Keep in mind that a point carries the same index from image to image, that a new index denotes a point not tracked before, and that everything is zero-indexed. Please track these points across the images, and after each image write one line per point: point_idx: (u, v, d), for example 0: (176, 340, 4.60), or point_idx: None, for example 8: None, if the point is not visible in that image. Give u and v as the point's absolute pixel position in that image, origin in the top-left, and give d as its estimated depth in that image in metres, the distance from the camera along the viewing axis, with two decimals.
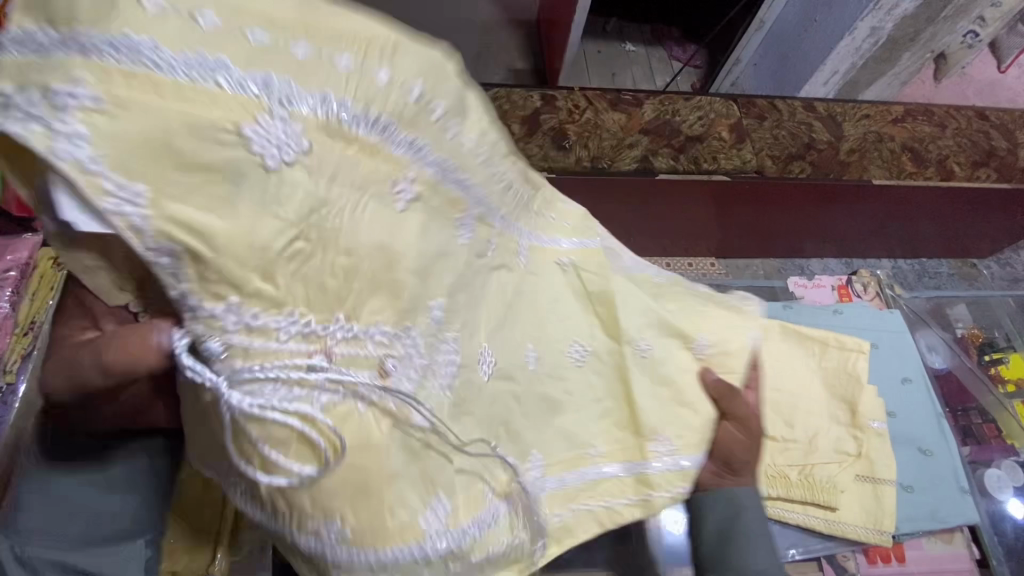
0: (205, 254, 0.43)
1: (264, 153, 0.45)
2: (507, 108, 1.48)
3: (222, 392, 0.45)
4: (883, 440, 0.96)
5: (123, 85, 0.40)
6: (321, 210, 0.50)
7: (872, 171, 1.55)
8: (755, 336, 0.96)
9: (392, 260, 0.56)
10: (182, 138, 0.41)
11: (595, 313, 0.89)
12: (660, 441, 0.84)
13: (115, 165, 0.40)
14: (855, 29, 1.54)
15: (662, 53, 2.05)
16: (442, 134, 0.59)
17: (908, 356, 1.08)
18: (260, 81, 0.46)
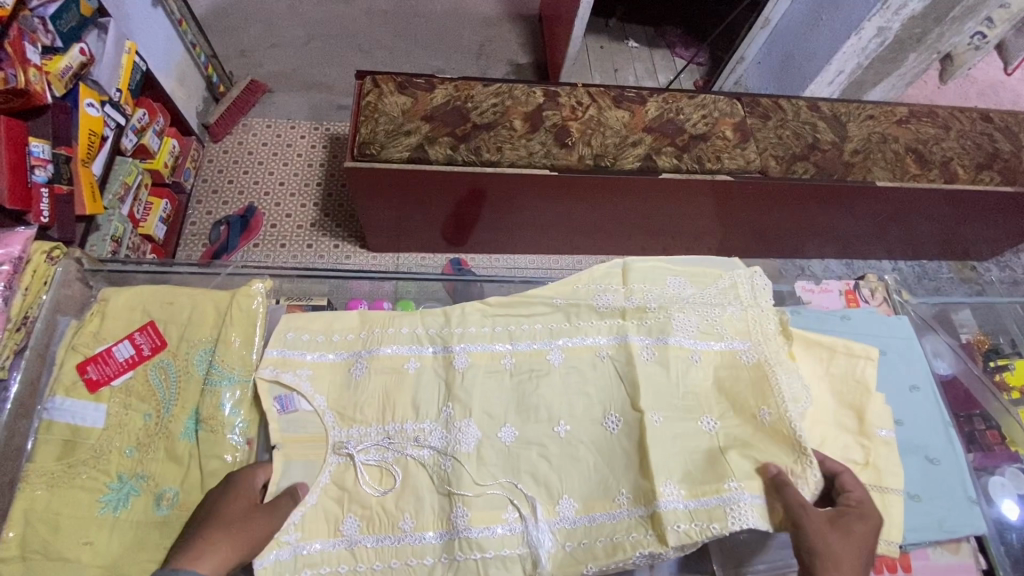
0: (354, 422, 0.77)
1: (364, 368, 0.80)
2: (509, 103, 1.49)
3: (353, 450, 0.75)
4: (891, 450, 0.81)
5: (319, 346, 0.82)
6: (401, 382, 0.79)
7: (876, 172, 1.52)
8: (766, 411, 0.75)
9: (450, 392, 0.79)
10: (343, 370, 0.80)
11: (627, 395, 0.78)
12: (667, 485, 0.69)
13: (319, 394, 0.77)
14: (862, 28, 1.50)
15: (664, 51, 2.15)
16: (478, 347, 0.82)
17: (915, 360, 0.92)
18: (368, 349, 0.81)
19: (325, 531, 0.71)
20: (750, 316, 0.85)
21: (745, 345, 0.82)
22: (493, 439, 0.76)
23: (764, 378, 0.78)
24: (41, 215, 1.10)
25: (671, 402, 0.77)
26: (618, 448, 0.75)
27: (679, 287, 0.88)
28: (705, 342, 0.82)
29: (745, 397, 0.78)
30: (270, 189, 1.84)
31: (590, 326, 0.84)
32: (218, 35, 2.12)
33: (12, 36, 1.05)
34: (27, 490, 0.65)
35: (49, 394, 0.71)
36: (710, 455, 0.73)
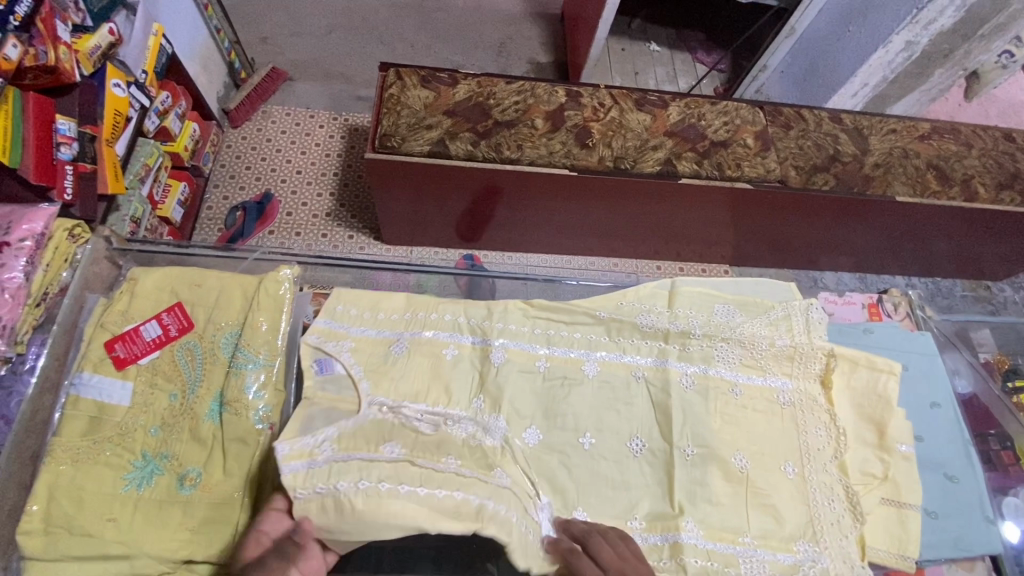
0: (386, 392, 0.77)
1: (401, 346, 0.81)
2: (531, 101, 1.49)
3: (387, 410, 0.75)
4: (909, 465, 0.81)
5: (363, 316, 0.83)
6: (433, 373, 0.80)
7: (896, 187, 1.51)
8: (792, 466, 0.79)
9: (479, 381, 0.80)
10: (380, 346, 0.81)
11: (658, 424, 0.80)
12: (689, 521, 0.73)
13: (359, 360, 0.79)
14: (889, 41, 1.49)
15: (686, 55, 2.14)
16: (516, 348, 0.83)
17: (936, 377, 0.91)
18: (410, 332, 0.83)
19: (365, 448, 0.68)
20: (796, 351, 0.85)
21: (786, 385, 0.84)
22: (519, 439, 0.77)
23: (791, 423, 0.82)
24: (65, 192, 1.11)
25: (694, 426, 0.79)
26: (641, 470, 0.77)
27: (730, 315, 0.87)
28: (745, 375, 0.84)
29: (778, 445, 0.80)
30: (287, 177, 1.84)
31: (630, 345, 0.85)
32: (241, 22, 2.13)
33: (43, 13, 1.05)
34: (52, 464, 0.65)
35: (76, 369, 0.72)
36: (734, 496, 0.76)
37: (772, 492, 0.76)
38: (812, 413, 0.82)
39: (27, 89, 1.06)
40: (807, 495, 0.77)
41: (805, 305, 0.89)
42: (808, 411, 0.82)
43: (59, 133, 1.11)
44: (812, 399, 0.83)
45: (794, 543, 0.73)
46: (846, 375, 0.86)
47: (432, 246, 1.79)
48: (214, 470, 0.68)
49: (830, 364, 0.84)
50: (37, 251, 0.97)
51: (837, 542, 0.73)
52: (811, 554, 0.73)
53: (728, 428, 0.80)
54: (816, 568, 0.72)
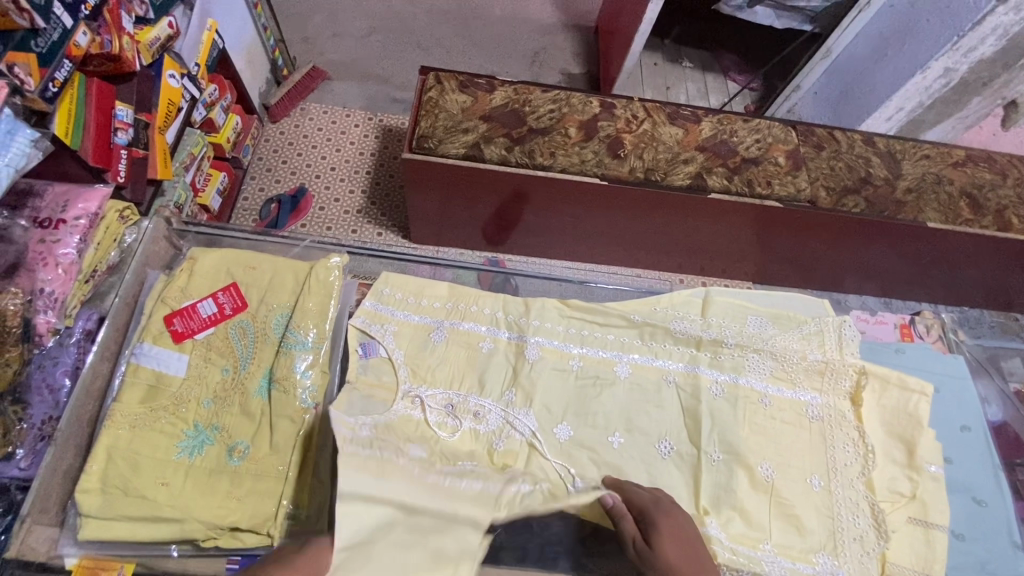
0: (422, 379, 0.81)
1: (439, 332, 0.85)
2: (565, 110, 1.52)
3: (420, 396, 0.80)
4: (939, 486, 0.81)
5: (408, 302, 0.87)
6: (470, 365, 0.84)
7: (928, 213, 1.50)
8: (818, 479, 0.79)
9: (514, 375, 0.83)
10: (418, 335, 0.85)
11: (687, 430, 0.81)
12: (714, 524, 0.74)
13: (402, 344, 0.83)
14: (928, 67, 1.50)
15: (718, 73, 2.16)
16: (551, 346, 0.85)
17: (967, 401, 0.91)
18: (451, 321, 0.86)
19: (398, 439, 0.73)
20: (828, 367, 0.86)
21: (815, 399, 0.85)
22: (549, 434, 0.79)
23: (819, 439, 0.82)
24: (118, 175, 1.15)
25: (721, 432, 0.80)
26: (670, 473, 0.78)
27: (762, 326, 0.89)
28: (775, 386, 0.85)
29: (804, 458, 0.81)
30: (323, 172, 1.89)
31: (663, 348, 0.87)
32: (286, 21, 2.20)
33: (110, 3, 1.10)
34: (112, 428, 0.69)
35: (137, 340, 0.76)
36: (759, 505, 0.77)
37: (797, 504, 0.77)
38: (840, 428, 0.83)
39: (90, 75, 1.12)
40: (832, 509, 0.77)
41: (842, 323, 0.90)
42: (836, 425, 0.83)
43: (117, 118, 1.16)
44: (840, 417, 0.83)
45: (814, 555, 0.74)
46: (875, 394, 0.86)
47: (457, 247, 1.82)
48: (259, 442, 0.71)
49: (861, 381, 0.85)
50: (89, 230, 1.00)
51: (857, 558, 0.73)
52: (829, 567, 0.73)
53: (757, 438, 0.81)
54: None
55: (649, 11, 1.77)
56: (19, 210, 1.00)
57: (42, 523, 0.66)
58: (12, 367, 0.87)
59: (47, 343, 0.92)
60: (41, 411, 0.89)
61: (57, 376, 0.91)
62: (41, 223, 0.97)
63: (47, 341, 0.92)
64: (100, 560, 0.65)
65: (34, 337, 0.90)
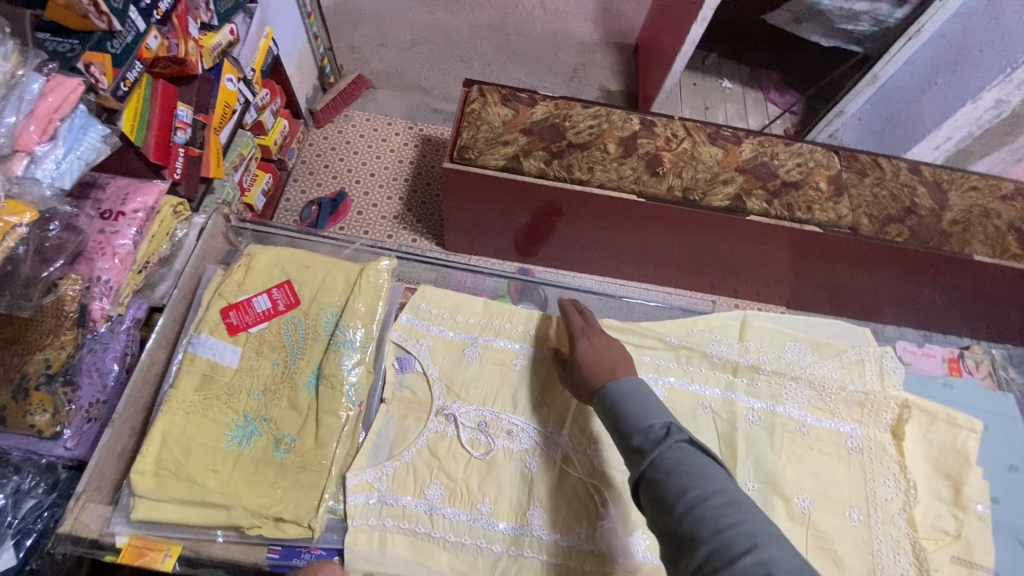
0: (454, 394, 0.83)
1: (472, 350, 0.86)
2: (605, 126, 1.53)
3: (452, 413, 0.81)
4: (985, 526, 0.78)
5: (443, 317, 0.89)
6: (504, 382, 0.84)
7: (974, 245, 1.46)
8: (857, 513, 0.77)
9: (547, 396, 0.83)
10: (452, 352, 0.86)
11: (721, 456, 0.80)
12: None
13: (438, 360, 0.85)
14: (979, 98, 1.47)
15: (758, 94, 2.14)
16: None
17: (1018, 441, 0.88)
18: (485, 339, 0.87)
19: (411, 490, 0.76)
20: (869, 399, 0.84)
21: (855, 431, 0.83)
22: (583, 454, 0.79)
23: (859, 472, 0.80)
24: (175, 172, 1.20)
25: (757, 460, 0.80)
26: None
27: (800, 352, 0.88)
28: (814, 416, 0.83)
29: (843, 490, 0.79)
30: (363, 178, 1.94)
31: (698, 372, 0.86)
32: (336, 31, 2.27)
33: (179, 10, 1.16)
34: (167, 413, 0.72)
35: (194, 330, 0.79)
36: (795, 537, 0.75)
37: (835, 539, 0.75)
38: (882, 463, 0.81)
39: (157, 77, 1.18)
40: (872, 546, 0.75)
41: (883, 356, 0.89)
42: (879, 467, 0.80)
43: (178, 118, 1.21)
44: (882, 452, 0.81)
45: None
46: (920, 430, 0.84)
47: (491, 257, 1.84)
48: (302, 434, 0.74)
49: (903, 414, 0.83)
50: (145, 223, 1.05)
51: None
52: None
53: (795, 467, 0.80)
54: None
55: (693, 32, 1.78)
56: (84, 201, 1.05)
57: (95, 502, 0.69)
58: (67, 350, 0.91)
59: (100, 328, 0.97)
60: (90, 394, 0.95)
61: (106, 361, 0.97)
62: (103, 215, 1.02)
63: (100, 327, 0.96)
64: (147, 542, 0.68)
65: (88, 323, 0.95)
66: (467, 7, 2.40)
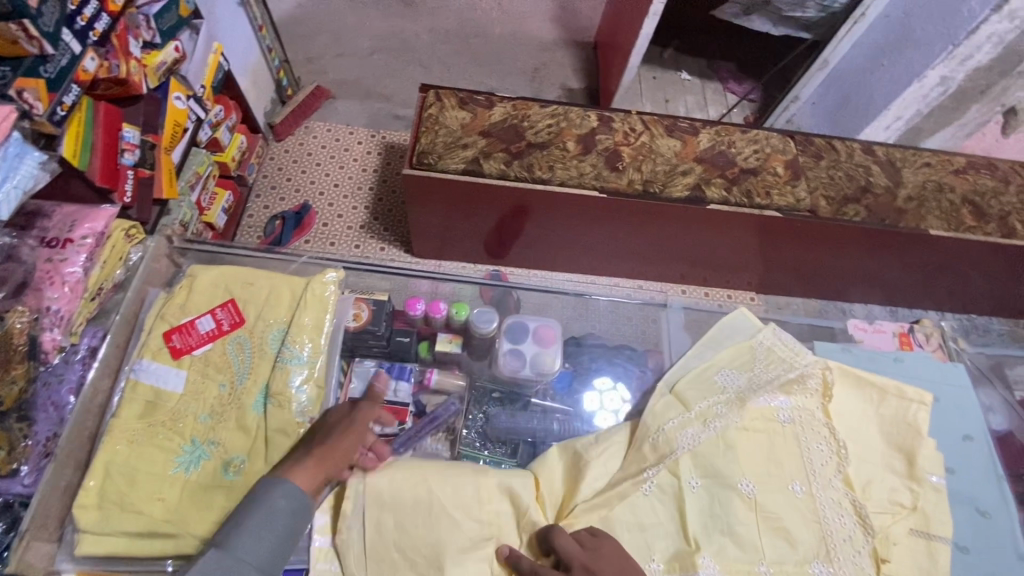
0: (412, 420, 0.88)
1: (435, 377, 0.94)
2: (563, 124, 1.54)
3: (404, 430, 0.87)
4: (941, 497, 0.80)
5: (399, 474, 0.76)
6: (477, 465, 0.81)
7: (929, 221, 1.49)
8: (799, 485, 0.78)
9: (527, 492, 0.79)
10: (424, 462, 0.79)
11: (664, 462, 0.79)
12: (706, 559, 0.72)
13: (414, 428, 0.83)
14: (924, 76, 1.50)
15: (716, 84, 2.17)
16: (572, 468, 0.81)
17: (969, 410, 0.92)
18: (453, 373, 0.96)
19: None
20: (799, 374, 0.87)
21: (785, 402, 0.84)
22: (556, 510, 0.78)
23: (794, 443, 0.81)
24: (124, 195, 1.18)
25: (696, 457, 0.79)
26: (653, 508, 0.77)
27: (730, 379, 0.88)
28: (748, 397, 0.84)
29: (784, 465, 0.80)
30: (326, 190, 1.92)
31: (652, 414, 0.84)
32: (291, 42, 2.25)
33: (119, 29, 1.14)
34: (110, 443, 0.70)
35: (136, 357, 0.77)
36: (749, 523, 0.75)
37: (784, 519, 0.76)
38: (813, 428, 0.82)
39: (98, 99, 1.15)
40: (818, 513, 0.76)
41: (770, 333, 0.94)
42: (817, 448, 0.81)
43: (124, 139, 1.18)
44: (813, 423, 0.83)
45: (809, 566, 0.73)
46: (844, 398, 0.87)
47: (459, 261, 1.83)
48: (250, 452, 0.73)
49: (826, 377, 0.87)
50: (97, 249, 1.01)
51: (850, 560, 0.73)
52: None
53: (729, 455, 0.79)
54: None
55: (646, 25, 1.80)
56: (27, 230, 1.02)
57: (40, 540, 0.67)
58: (18, 385, 0.88)
59: (52, 360, 0.92)
60: (46, 428, 0.87)
61: (61, 394, 0.89)
62: (49, 243, 0.99)
63: (53, 359, 0.92)
64: None
65: (40, 355, 0.91)
66: (424, 12, 2.39)
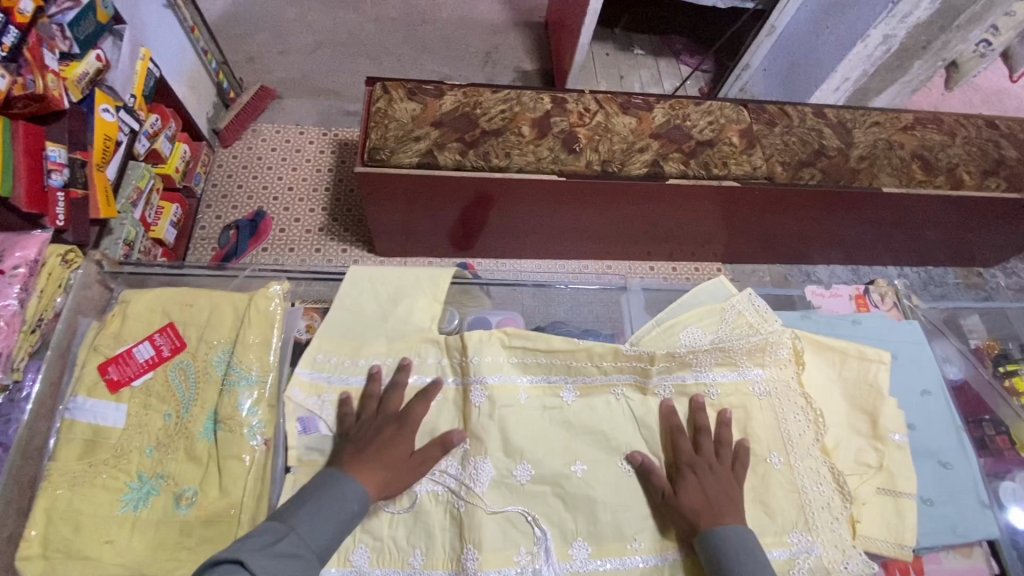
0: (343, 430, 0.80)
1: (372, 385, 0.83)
2: (517, 109, 1.51)
3: None
4: (904, 454, 0.83)
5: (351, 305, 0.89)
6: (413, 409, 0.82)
7: (882, 178, 1.52)
8: (777, 457, 0.81)
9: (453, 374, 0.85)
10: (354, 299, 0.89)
11: (645, 441, 0.83)
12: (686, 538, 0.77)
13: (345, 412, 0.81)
14: (868, 35, 1.52)
15: (669, 57, 2.16)
16: (538, 418, 0.83)
17: (926, 365, 0.94)
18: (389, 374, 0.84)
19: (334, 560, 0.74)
20: (767, 343, 0.87)
21: (759, 375, 0.86)
22: (508, 477, 0.79)
23: (769, 413, 0.84)
24: (57, 218, 1.11)
25: (674, 432, 0.82)
26: (636, 490, 0.80)
27: (697, 335, 0.88)
28: (721, 372, 0.86)
29: (761, 438, 0.82)
30: (280, 195, 1.85)
31: (613, 367, 0.86)
32: (228, 43, 2.15)
33: (30, 42, 1.06)
34: (49, 489, 0.68)
35: (71, 394, 0.75)
36: None
37: (763, 490, 0.79)
38: (787, 398, 0.85)
39: (14, 118, 1.07)
40: (795, 484, 0.79)
41: (745, 299, 0.92)
42: (797, 421, 0.83)
43: (50, 159, 1.11)
44: (791, 391, 0.85)
45: (788, 536, 0.76)
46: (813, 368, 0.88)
47: (425, 257, 1.80)
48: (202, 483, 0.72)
49: (796, 347, 0.87)
50: (31, 278, 0.93)
51: (828, 527, 0.76)
52: (804, 545, 0.76)
53: (704, 429, 0.81)
54: (811, 560, 0.75)
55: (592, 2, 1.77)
56: None
57: None
58: None
59: None
60: None
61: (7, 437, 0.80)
62: None
63: None
64: None
65: None
66: (368, 1, 2.31)
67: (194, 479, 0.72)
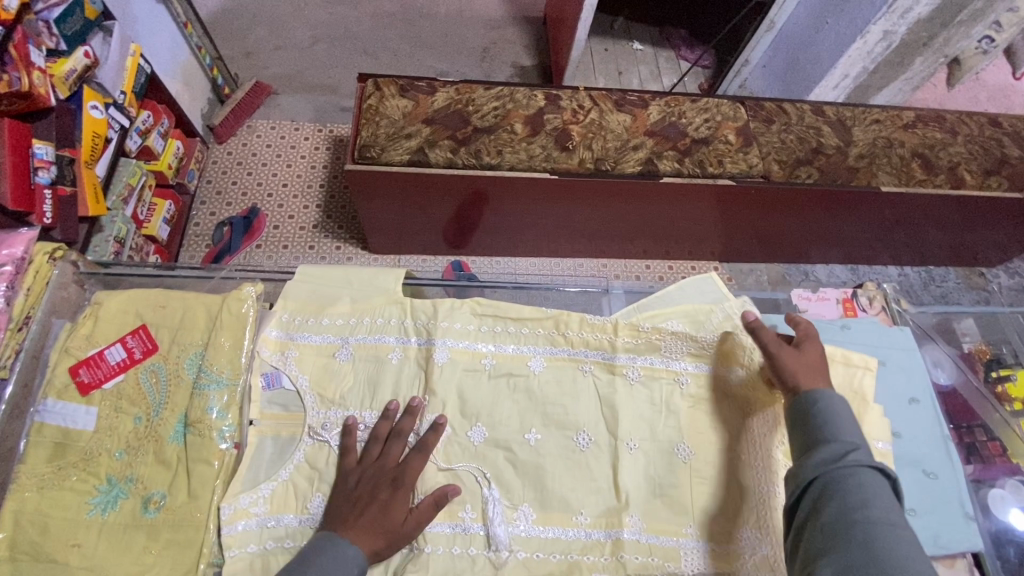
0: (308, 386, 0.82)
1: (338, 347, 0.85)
2: (509, 106, 1.49)
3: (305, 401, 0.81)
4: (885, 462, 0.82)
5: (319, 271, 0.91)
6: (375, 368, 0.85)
7: (880, 177, 1.49)
8: (729, 451, 0.84)
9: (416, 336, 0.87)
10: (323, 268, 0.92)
11: (604, 419, 0.84)
12: (632, 518, 0.79)
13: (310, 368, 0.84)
14: (867, 31, 1.49)
15: (669, 52, 2.14)
16: (499, 384, 0.85)
17: (915, 372, 0.93)
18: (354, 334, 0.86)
19: (293, 508, 0.75)
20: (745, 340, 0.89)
21: (733, 372, 0.87)
22: (461, 436, 0.82)
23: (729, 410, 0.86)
24: (43, 216, 1.11)
25: (636, 419, 0.84)
26: (586, 463, 0.82)
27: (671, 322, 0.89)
28: (692, 364, 0.88)
29: (716, 434, 0.85)
30: (273, 191, 1.84)
31: (579, 338, 0.88)
32: (224, 38, 2.14)
33: (17, 39, 1.06)
34: (18, 492, 0.69)
35: (41, 397, 0.75)
36: (681, 486, 0.81)
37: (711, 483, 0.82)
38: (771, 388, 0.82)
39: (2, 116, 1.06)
40: (740, 479, 0.82)
41: (734, 301, 0.92)
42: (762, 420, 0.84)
43: (36, 157, 1.10)
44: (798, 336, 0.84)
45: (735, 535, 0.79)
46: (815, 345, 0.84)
47: (420, 255, 1.79)
48: (171, 488, 0.73)
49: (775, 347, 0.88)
50: (18, 276, 0.79)
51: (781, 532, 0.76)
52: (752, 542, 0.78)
53: (653, 421, 0.85)
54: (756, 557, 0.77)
55: None
56: None
57: None
58: None
59: None
60: None
61: None
62: None
63: None
64: None
65: None
66: None
67: (163, 481, 0.73)
